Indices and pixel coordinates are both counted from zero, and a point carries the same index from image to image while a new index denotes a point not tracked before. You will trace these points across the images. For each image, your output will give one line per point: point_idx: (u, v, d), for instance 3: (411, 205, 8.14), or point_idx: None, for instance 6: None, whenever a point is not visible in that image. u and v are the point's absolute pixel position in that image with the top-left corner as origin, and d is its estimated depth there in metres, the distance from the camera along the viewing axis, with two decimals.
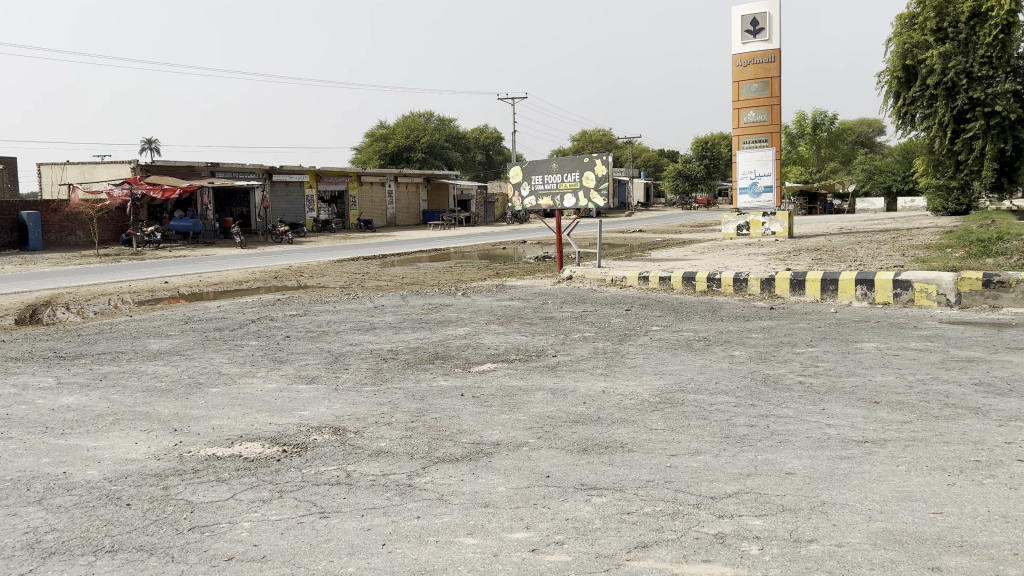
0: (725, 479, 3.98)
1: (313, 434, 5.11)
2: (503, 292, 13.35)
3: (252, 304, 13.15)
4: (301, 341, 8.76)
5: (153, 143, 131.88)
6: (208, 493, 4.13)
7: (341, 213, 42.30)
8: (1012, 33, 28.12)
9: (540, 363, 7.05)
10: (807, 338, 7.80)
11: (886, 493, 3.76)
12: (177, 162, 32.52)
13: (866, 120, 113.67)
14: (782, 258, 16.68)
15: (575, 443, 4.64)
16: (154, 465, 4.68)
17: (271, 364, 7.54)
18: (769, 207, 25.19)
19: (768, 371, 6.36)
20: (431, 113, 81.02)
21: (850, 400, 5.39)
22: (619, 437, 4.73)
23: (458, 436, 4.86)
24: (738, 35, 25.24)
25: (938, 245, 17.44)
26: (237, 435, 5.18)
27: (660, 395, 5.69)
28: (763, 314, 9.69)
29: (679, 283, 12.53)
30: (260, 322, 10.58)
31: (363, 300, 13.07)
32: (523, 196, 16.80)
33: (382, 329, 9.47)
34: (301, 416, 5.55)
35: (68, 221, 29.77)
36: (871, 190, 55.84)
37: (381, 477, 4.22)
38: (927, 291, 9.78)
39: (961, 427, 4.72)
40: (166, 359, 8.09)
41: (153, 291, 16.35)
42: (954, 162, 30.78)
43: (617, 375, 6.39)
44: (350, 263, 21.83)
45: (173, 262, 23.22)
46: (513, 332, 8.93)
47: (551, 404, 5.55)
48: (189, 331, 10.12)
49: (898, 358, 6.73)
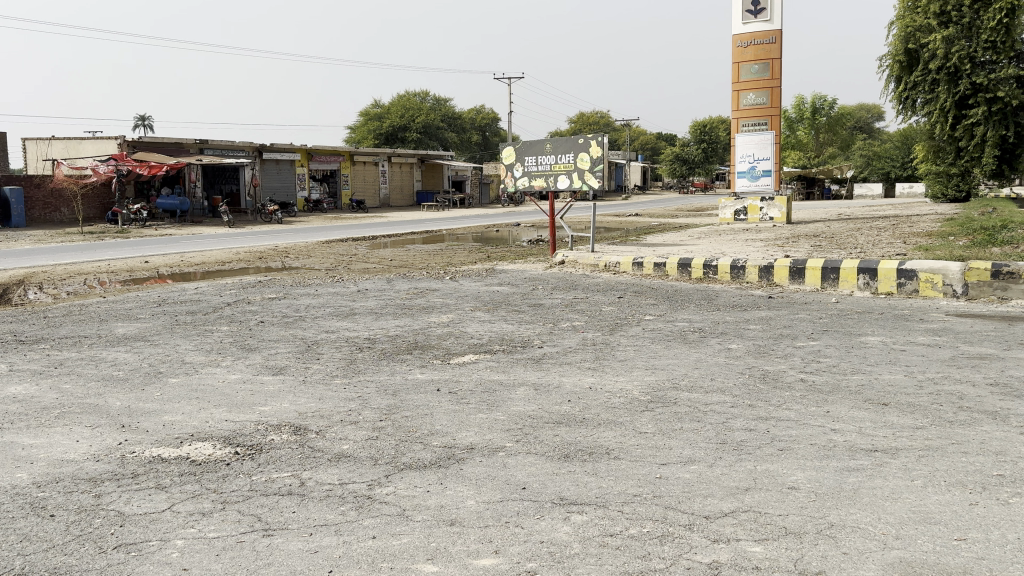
0: (720, 494, 3.55)
1: (272, 433, 4.69)
2: (492, 276, 12.89)
3: (232, 285, 12.68)
4: (275, 327, 8.32)
5: (148, 120, 130.96)
6: (143, 504, 3.72)
7: (333, 192, 41.74)
8: (1016, 17, 27.63)
9: (525, 354, 6.61)
10: (809, 330, 7.38)
11: (901, 514, 3.34)
12: (166, 138, 31.92)
13: (866, 106, 112.91)
14: (780, 244, 16.19)
15: (556, 448, 4.21)
16: (91, 467, 4.24)
17: (240, 352, 7.10)
18: (768, 191, 24.69)
19: (767, 367, 5.93)
20: (426, 92, 80.06)
21: (858, 402, 4.96)
22: (604, 441, 4.30)
23: (428, 439, 4.42)
24: (739, 14, 24.65)
25: (940, 233, 17.02)
26: (188, 434, 4.77)
27: (652, 393, 5.25)
28: (761, 303, 9.25)
29: (674, 270, 12.10)
30: (236, 306, 10.13)
31: (347, 284, 12.59)
32: (516, 177, 16.32)
33: (362, 315, 9.01)
34: (260, 413, 5.12)
35: (53, 197, 29.26)
36: (869, 176, 55.38)
37: (338, 486, 3.79)
38: (933, 281, 9.36)
39: (980, 435, 4.30)
40: (129, 345, 7.64)
41: (134, 270, 15.90)
42: (954, 148, 30.30)
43: (606, 370, 5.95)
44: (338, 244, 21.33)
45: (156, 241, 22.73)
46: (499, 320, 8.47)
47: (532, 402, 5.12)
48: (159, 315, 9.66)
49: (904, 354, 6.30)
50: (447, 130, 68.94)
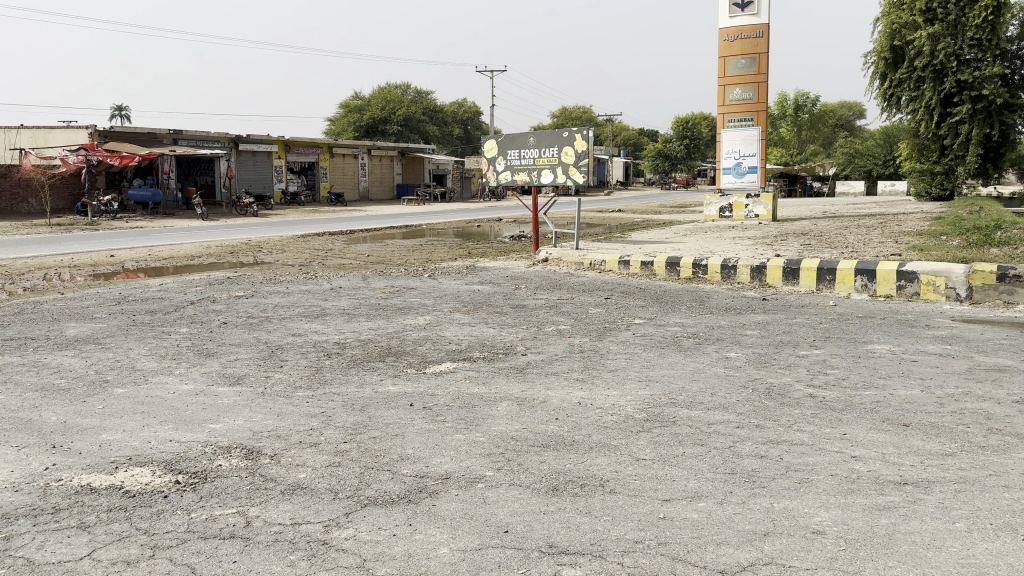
0: (735, 541, 3.05)
1: (220, 458, 4.14)
2: (473, 274, 12.35)
3: (198, 282, 12.03)
4: (238, 329, 7.74)
5: (125, 109, 128.97)
6: (59, 548, 3.16)
7: (311, 185, 40.97)
8: (1003, 15, 27.41)
9: (507, 363, 6.08)
10: (810, 337, 6.90)
11: (949, 567, 2.85)
12: (139, 128, 31.08)
13: (848, 104, 113.16)
14: (769, 243, 15.80)
15: (544, 478, 3.68)
16: (6, 499, 3.67)
17: (197, 358, 6.51)
18: (752, 188, 24.28)
19: (772, 379, 5.43)
20: (408, 85, 79.20)
21: (875, 423, 4.47)
22: (597, 469, 3.78)
23: (397, 466, 3.88)
24: (726, 7, 24.20)
25: (931, 232, 16.67)
26: (125, 458, 4.21)
27: (648, 411, 4.73)
28: (756, 306, 8.79)
29: (662, 269, 11.64)
30: (199, 304, 9.54)
31: (320, 280, 12.01)
32: (497, 171, 15.77)
33: (333, 316, 8.44)
34: (209, 433, 4.57)
35: (20, 187, 28.33)
36: (851, 173, 55.32)
37: (289, 527, 3.26)
38: (934, 284, 8.92)
39: (1019, 464, 3.82)
40: (76, 349, 7.03)
41: (98, 265, 15.21)
42: (939, 146, 30.14)
43: (596, 382, 5.43)
44: (314, 238, 20.67)
45: (127, 233, 22.01)
46: (479, 323, 7.93)
47: (516, 420, 4.59)
48: (116, 314, 9.04)
49: (916, 365, 5.83)
50: (428, 123, 68.10)
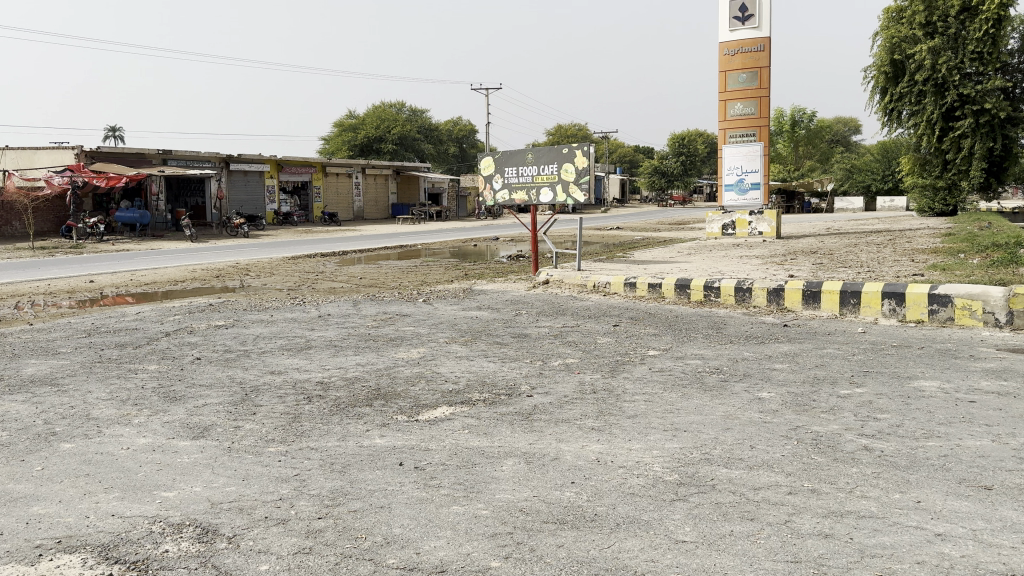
0: None
1: (166, 542, 3.42)
2: (470, 298, 11.66)
3: (178, 310, 11.31)
4: (212, 367, 7.03)
5: (120, 131, 129.54)
6: None
7: (304, 205, 40.32)
8: (1003, 28, 26.97)
9: (510, 407, 5.35)
10: (848, 373, 6.18)
11: None
12: (126, 149, 30.41)
13: (843, 120, 113.46)
14: (777, 262, 15.15)
15: (563, 573, 2.96)
16: None
17: (162, 404, 5.77)
18: (756, 205, 23.68)
19: (817, 427, 4.71)
20: (403, 103, 78.78)
21: (952, 486, 3.74)
22: (628, 559, 3.06)
23: (380, 554, 3.16)
24: (726, 21, 23.67)
25: (947, 250, 16.00)
26: (53, 542, 3.47)
27: (679, 470, 4.01)
28: (779, 334, 8.07)
29: (671, 292, 10.98)
30: (174, 336, 8.81)
31: (307, 307, 11.28)
32: (495, 189, 15.11)
33: (317, 349, 7.69)
34: (160, 505, 3.84)
35: (4, 211, 27.76)
36: (849, 189, 54.88)
37: None
38: (970, 309, 8.22)
39: None
40: (28, 392, 6.28)
41: (75, 291, 14.49)
42: (941, 160, 29.58)
43: (615, 432, 4.70)
44: (305, 261, 19.96)
45: (113, 256, 21.34)
46: (478, 357, 7.19)
47: (523, 485, 3.86)
48: (81, 349, 8.30)
49: (976, 407, 5.11)
50: (423, 141, 67.78)
